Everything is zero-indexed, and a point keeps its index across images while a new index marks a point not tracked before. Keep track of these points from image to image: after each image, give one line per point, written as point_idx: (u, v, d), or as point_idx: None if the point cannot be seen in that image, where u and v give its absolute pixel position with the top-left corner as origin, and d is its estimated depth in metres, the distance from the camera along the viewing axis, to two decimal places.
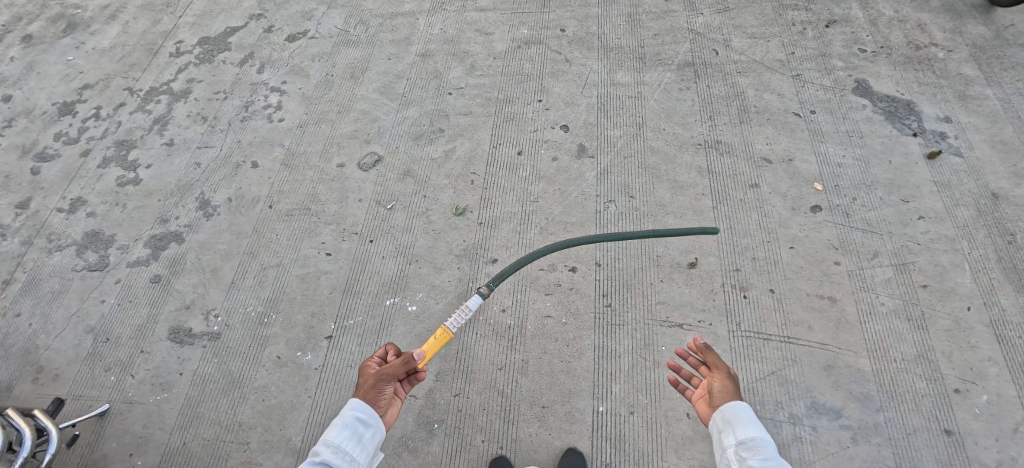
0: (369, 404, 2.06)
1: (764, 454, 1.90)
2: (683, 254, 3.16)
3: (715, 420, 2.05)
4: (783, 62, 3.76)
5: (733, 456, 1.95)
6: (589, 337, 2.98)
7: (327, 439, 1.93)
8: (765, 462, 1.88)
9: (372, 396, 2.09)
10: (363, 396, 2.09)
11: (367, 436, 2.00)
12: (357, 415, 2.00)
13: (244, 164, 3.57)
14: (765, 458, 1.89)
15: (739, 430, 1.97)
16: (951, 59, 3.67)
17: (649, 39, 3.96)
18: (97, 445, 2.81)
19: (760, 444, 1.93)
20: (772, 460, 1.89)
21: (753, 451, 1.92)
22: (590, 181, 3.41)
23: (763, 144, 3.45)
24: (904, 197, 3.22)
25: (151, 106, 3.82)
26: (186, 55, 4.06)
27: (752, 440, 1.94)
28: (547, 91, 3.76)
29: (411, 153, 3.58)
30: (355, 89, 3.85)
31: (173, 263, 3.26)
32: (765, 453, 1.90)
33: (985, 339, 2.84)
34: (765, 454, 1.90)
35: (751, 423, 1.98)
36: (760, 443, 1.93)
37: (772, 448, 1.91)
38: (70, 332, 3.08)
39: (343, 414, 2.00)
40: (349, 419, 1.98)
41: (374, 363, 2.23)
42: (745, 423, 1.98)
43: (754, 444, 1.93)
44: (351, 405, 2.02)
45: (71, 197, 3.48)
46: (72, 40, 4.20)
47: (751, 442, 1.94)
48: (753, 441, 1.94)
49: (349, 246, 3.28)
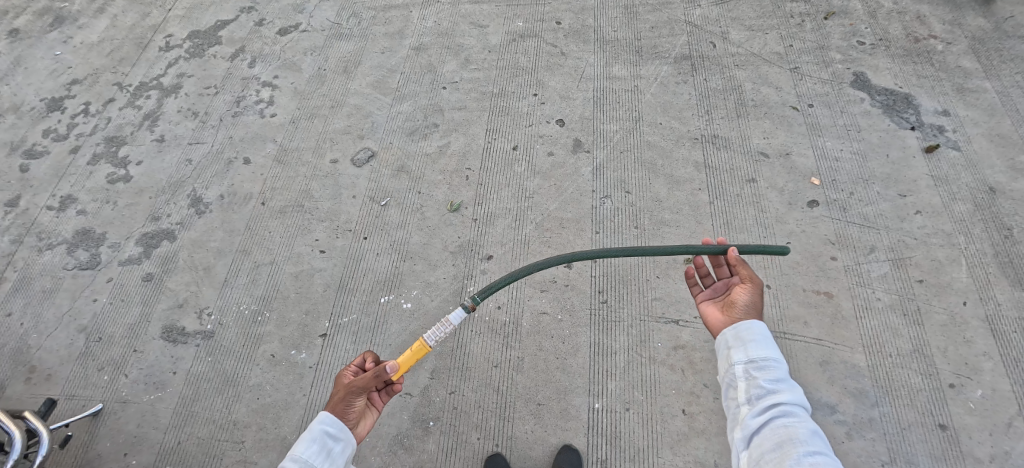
0: (338, 419, 2.03)
1: (775, 375, 1.86)
2: (679, 250, 3.14)
3: (725, 334, 1.99)
4: (781, 55, 3.72)
5: (741, 373, 1.90)
6: (585, 333, 2.98)
7: (293, 455, 1.89)
8: (776, 385, 1.83)
9: (341, 409, 2.06)
10: (332, 409, 2.06)
11: (337, 450, 1.95)
12: (325, 428, 1.96)
13: (236, 160, 3.53)
14: (776, 379, 1.85)
15: (751, 348, 1.91)
16: (950, 51, 3.64)
17: (645, 31, 3.91)
18: (91, 445, 2.80)
19: (771, 364, 1.88)
20: (784, 381, 1.84)
21: (763, 371, 1.87)
22: (586, 176, 3.38)
23: (760, 138, 3.42)
24: (901, 191, 3.20)
25: (141, 102, 3.77)
26: (175, 49, 4.00)
27: (765, 359, 1.88)
28: (542, 85, 3.72)
29: (405, 148, 3.54)
30: (349, 83, 3.80)
31: (165, 261, 3.24)
32: (776, 374, 1.85)
33: (980, 334, 2.84)
34: (777, 374, 1.86)
35: (765, 343, 1.91)
36: (771, 363, 1.88)
37: (783, 369, 1.87)
38: (62, 331, 3.06)
39: (309, 429, 1.96)
40: (316, 434, 1.94)
41: (351, 371, 2.20)
42: (758, 342, 1.92)
43: (766, 364, 1.88)
44: (320, 418, 1.99)
45: (61, 195, 3.44)
46: (60, 34, 4.13)
47: (764, 362, 1.88)
48: (764, 361, 1.89)
49: (343, 243, 3.26)
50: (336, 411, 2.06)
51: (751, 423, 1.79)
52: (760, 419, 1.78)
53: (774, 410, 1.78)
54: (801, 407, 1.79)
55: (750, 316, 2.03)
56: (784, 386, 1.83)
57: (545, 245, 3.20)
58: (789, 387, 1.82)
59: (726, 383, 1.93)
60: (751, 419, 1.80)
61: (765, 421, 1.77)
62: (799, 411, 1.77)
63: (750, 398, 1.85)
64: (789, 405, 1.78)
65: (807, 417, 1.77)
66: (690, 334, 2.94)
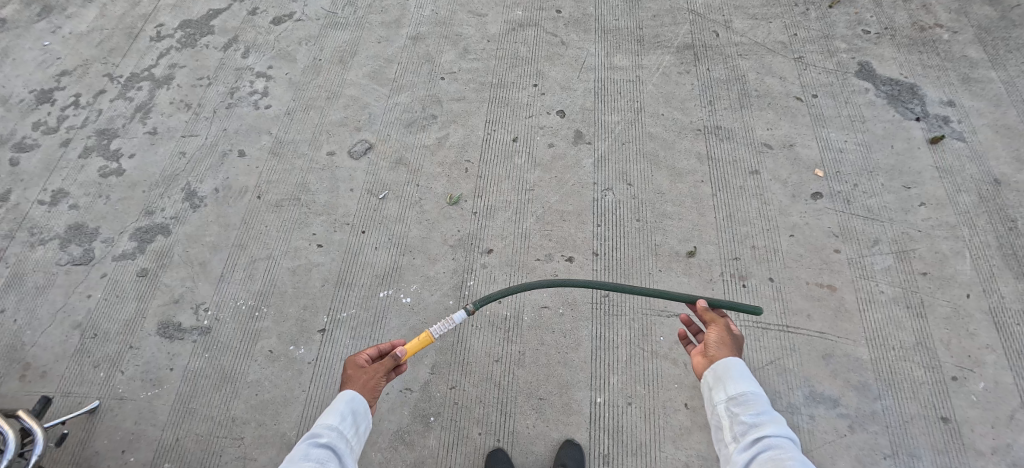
0: (364, 394, 2.07)
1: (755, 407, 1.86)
2: (681, 243, 3.11)
3: (707, 378, 2.01)
4: (785, 45, 3.67)
5: (724, 412, 1.91)
6: (586, 327, 2.95)
7: (327, 423, 1.94)
8: (757, 418, 1.83)
9: (373, 387, 2.11)
10: (365, 387, 2.09)
11: (364, 428, 2.02)
12: (357, 408, 2.01)
13: (230, 153, 3.47)
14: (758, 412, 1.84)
15: (729, 386, 1.93)
16: (956, 41, 3.59)
17: (647, 20, 3.85)
18: (87, 443, 2.77)
19: (752, 399, 1.88)
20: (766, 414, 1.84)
21: (744, 406, 1.87)
22: (587, 168, 3.34)
23: (763, 129, 3.38)
24: (905, 183, 3.18)
25: (133, 93, 3.70)
26: (167, 39, 3.91)
27: (743, 393, 1.90)
28: (543, 75, 3.66)
29: (403, 140, 3.49)
30: (345, 74, 3.73)
31: (160, 256, 3.19)
32: (758, 408, 1.86)
33: (983, 326, 2.83)
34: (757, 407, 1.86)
35: (742, 378, 1.93)
36: (750, 397, 1.89)
37: (764, 403, 1.86)
38: (56, 328, 3.01)
39: (340, 401, 2.00)
40: (347, 408, 1.99)
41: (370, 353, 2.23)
42: (736, 378, 1.94)
43: (745, 399, 1.88)
44: (356, 397, 2.02)
45: (52, 189, 3.38)
46: (48, 24, 4.04)
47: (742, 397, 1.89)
48: (744, 396, 1.90)
49: (341, 237, 3.22)
50: (363, 386, 2.10)
51: (738, 459, 1.77)
52: (746, 454, 1.76)
53: (758, 443, 1.76)
54: (786, 437, 1.76)
55: (723, 352, 2.04)
56: (766, 419, 1.82)
57: (546, 238, 3.16)
58: (771, 419, 1.81)
59: (713, 425, 1.94)
60: (737, 455, 1.78)
61: (751, 455, 1.75)
62: (783, 442, 1.74)
63: (735, 435, 1.85)
64: (772, 437, 1.75)
65: (793, 448, 1.73)
66: None
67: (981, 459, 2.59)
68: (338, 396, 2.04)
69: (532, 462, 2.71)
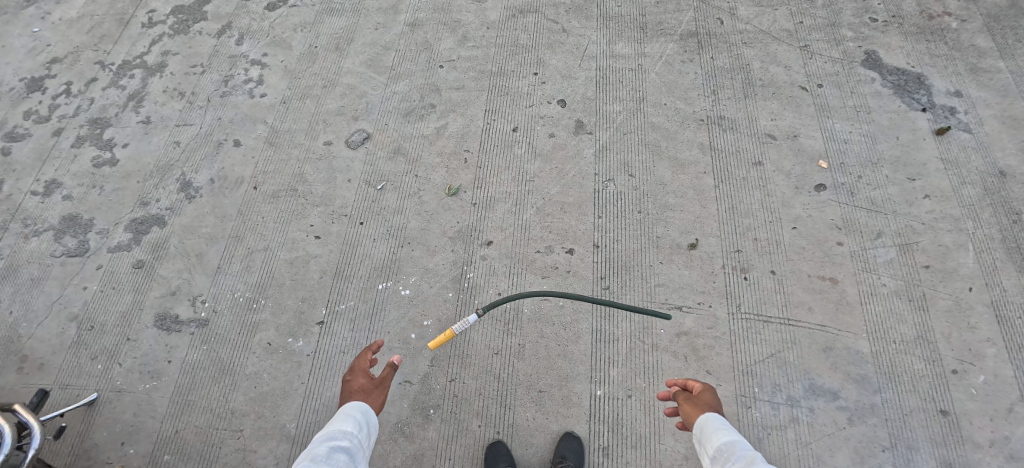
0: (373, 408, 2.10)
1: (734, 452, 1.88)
2: (683, 235, 3.09)
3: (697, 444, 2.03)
4: (791, 33, 3.60)
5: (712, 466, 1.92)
6: (586, 320, 2.94)
7: (341, 429, 1.97)
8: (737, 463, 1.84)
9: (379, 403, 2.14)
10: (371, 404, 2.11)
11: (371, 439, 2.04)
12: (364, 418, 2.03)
13: (226, 142, 3.42)
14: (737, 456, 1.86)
15: (708, 441, 1.96)
16: (964, 29, 3.53)
17: (650, 7, 3.77)
18: (86, 435, 2.76)
19: (729, 447, 1.90)
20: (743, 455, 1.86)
21: (724, 456, 1.89)
22: (587, 158, 3.30)
23: (767, 119, 3.34)
24: (910, 175, 3.14)
25: (125, 81, 3.63)
26: (159, 25, 3.83)
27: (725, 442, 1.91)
28: (543, 63, 3.60)
29: (401, 130, 3.43)
30: (341, 62, 3.66)
31: (156, 247, 3.15)
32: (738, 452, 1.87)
33: (984, 319, 2.82)
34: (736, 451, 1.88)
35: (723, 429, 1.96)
36: (727, 446, 1.90)
37: (740, 448, 1.88)
38: (52, 320, 2.99)
39: (352, 411, 2.04)
40: (361, 417, 2.03)
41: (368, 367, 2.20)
42: (712, 431, 1.97)
43: (722, 449, 1.90)
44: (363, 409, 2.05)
45: (45, 179, 3.33)
46: (37, 10, 3.94)
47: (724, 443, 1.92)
48: (721, 446, 1.92)
49: (339, 228, 3.18)
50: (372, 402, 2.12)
51: None
52: None
53: None
54: None
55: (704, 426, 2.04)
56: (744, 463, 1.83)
57: (546, 230, 3.14)
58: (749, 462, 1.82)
59: None
60: None
61: None
62: None
63: None
64: None
65: None
66: (693, 320, 2.90)
67: (979, 452, 2.59)
68: (347, 406, 2.06)
69: (532, 454, 2.71)
